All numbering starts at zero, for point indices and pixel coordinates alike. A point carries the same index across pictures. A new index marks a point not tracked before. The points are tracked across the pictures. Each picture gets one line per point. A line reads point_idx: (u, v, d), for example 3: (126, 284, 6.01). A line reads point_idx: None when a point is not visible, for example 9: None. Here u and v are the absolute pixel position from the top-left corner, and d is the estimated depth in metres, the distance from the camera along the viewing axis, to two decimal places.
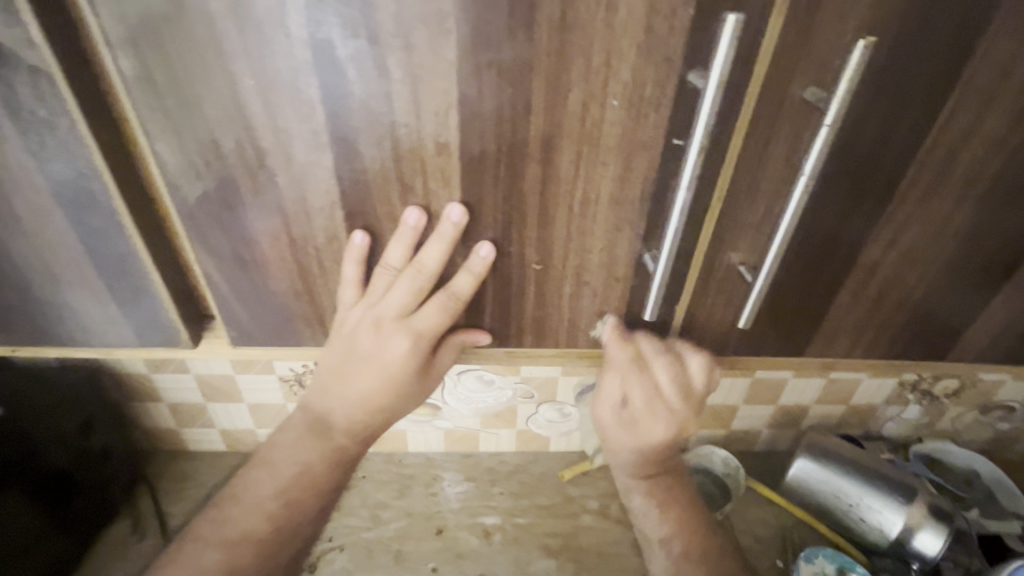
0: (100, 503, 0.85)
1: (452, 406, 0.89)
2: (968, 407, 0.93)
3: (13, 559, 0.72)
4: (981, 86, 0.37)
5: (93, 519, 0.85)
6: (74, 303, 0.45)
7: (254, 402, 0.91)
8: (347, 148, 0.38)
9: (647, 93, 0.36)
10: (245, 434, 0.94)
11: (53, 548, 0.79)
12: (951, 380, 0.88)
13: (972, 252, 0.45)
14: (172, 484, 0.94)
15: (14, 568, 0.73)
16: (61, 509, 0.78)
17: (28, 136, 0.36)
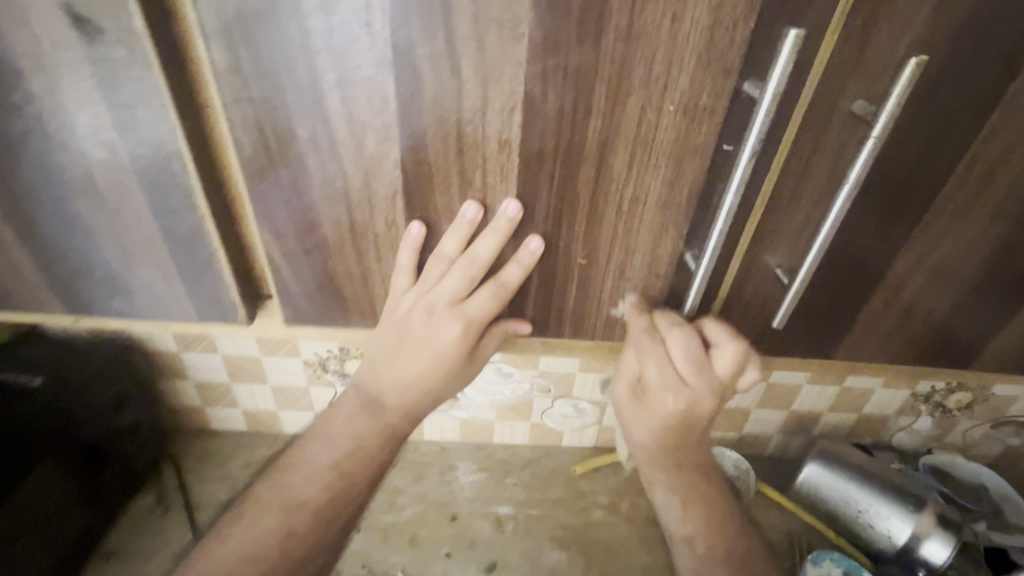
0: (128, 474, 0.91)
1: (470, 398, 0.92)
2: (981, 422, 0.95)
3: (51, 523, 0.78)
4: (1021, 107, 0.38)
5: (121, 491, 0.90)
6: (142, 277, 0.48)
7: (279, 384, 0.94)
8: (415, 141, 0.40)
9: (704, 101, 0.38)
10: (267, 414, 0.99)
11: (87, 515, 0.84)
12: (964, 394, 0.90)
13: (1003, 267, 0.47)
14: (193, 461, 0.99)
15: (51, 532, 0.78)
16: (92, 478, 0.84)
17: (121, 119, 0.39)
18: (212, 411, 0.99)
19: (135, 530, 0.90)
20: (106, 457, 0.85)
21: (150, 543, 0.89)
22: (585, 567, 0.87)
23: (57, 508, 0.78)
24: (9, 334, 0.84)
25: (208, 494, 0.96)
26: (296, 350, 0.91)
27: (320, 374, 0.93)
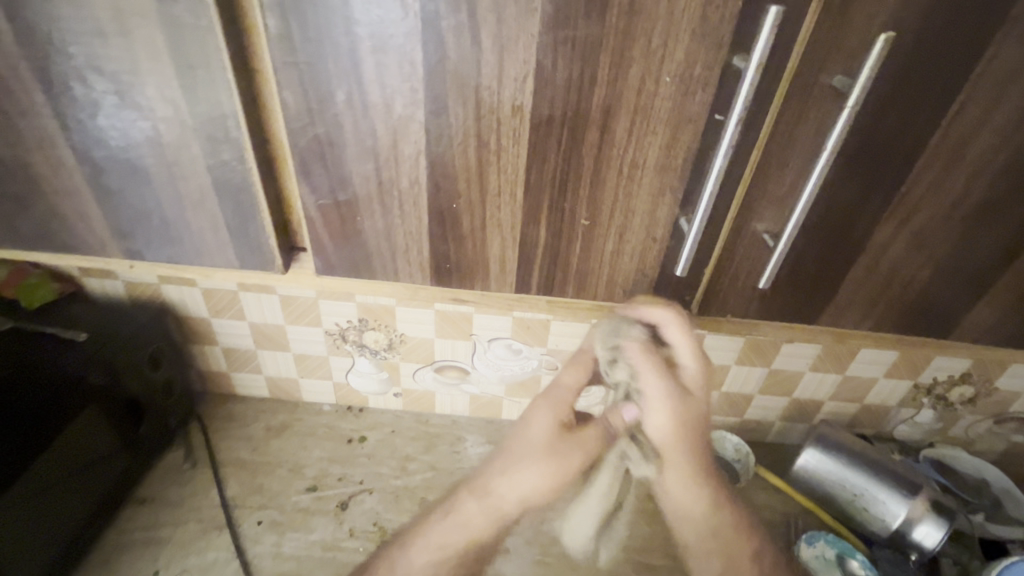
0: (160, 430, 0.98)
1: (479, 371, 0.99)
2: (983, 416, 0.97)
3: (96, 467, 0.86)
4: (990, 82, 0.42)
5: (155, 443, 0.98)
6: (194, 227, 0.55)
7: (301, 351, 1.01)
8: (438, 105, 0.45)
9: (698, 73, 0.42)
10: (289, 380, 1.06)
11: (125, 464, 0.92)
12: (966, 388, 0.92)
13: (979, 238, 0.50)
14: (220, 422, 1.07)
15: (95, 475, 0.86)
16: (131, 431, 0.91)
17: (185, 79, 0.45)
18: (238, 375, 1.07)
19: (166, 481, 0.98)
20: (145, 411, 0.94)
21: (181, 492, 0.97)
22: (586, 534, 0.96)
23: (103, 453, 0.86)
24: (53, 296, 0.92)
25: (235, 452, 1.03)
26: (316, 321, 0.96)
27: (339, 343, 0.99)
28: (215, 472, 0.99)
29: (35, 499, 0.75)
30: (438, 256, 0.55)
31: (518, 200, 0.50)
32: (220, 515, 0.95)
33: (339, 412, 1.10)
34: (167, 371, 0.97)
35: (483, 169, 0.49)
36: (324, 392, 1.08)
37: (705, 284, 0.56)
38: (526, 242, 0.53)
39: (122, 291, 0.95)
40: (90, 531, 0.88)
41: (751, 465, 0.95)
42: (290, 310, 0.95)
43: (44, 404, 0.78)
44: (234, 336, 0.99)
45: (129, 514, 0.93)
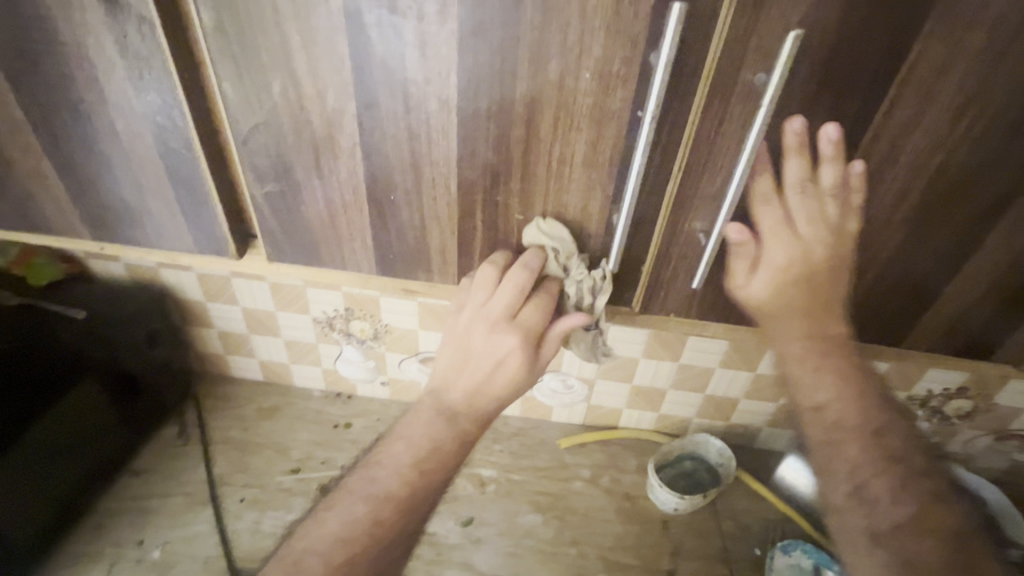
0: (159, 406, 1.02)
1: None
2: (981, 432, 0.97)
3: (88, 438, 0.90)
4: (918, 83, 0.41)
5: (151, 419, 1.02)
6: (152, 211, 0.57)
7: (291, 338, 1.04)
8: (368, 98, 0.46)
9: (617, 69, 0.42)
10: (280, 365, 1.09)
11: (119, 438, 0.96)
12: (962, 402, 0.92)
13: (920, 243, 0.50)
14: (215, 403, 1.10)
15: (87, 445, 0.90)
16: (129, 406, 0.96)
17: (132, 70, 0.47)
18: (232, 358, 1.10)
19: (159, 455, 1.02)
20: (142, 388, 0.97)
21: (171, 467, 1.00)
22: (559, 529, 0.97)
23: (95, 425, 0.90)
24: (59, 275, 0.95)
25: (223, 431, 1.06)
26: (305, 308, 0.98)
27: (327, 332, 1.02)
28: (204, 450, 1.03)
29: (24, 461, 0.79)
30: (382, 246, 0.57)
31: (453, 192, 0.51)
32: (206, 490, 0.98)
33: (328, 399, 1.13)
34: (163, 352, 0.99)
35: (417, 161, 0.50)
36: (315, 377, 1.11)
37: (645, 280, 0.56)
38: (468, 234, 0.55)
39: (122, 273, 0.98)
40: (84, 499, 0.93)
41: (732, 470, 1.01)
42: (279, 297, 0.97)
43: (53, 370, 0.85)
44: (226, 321, 1.02)
45: (122, 485, 0.98)
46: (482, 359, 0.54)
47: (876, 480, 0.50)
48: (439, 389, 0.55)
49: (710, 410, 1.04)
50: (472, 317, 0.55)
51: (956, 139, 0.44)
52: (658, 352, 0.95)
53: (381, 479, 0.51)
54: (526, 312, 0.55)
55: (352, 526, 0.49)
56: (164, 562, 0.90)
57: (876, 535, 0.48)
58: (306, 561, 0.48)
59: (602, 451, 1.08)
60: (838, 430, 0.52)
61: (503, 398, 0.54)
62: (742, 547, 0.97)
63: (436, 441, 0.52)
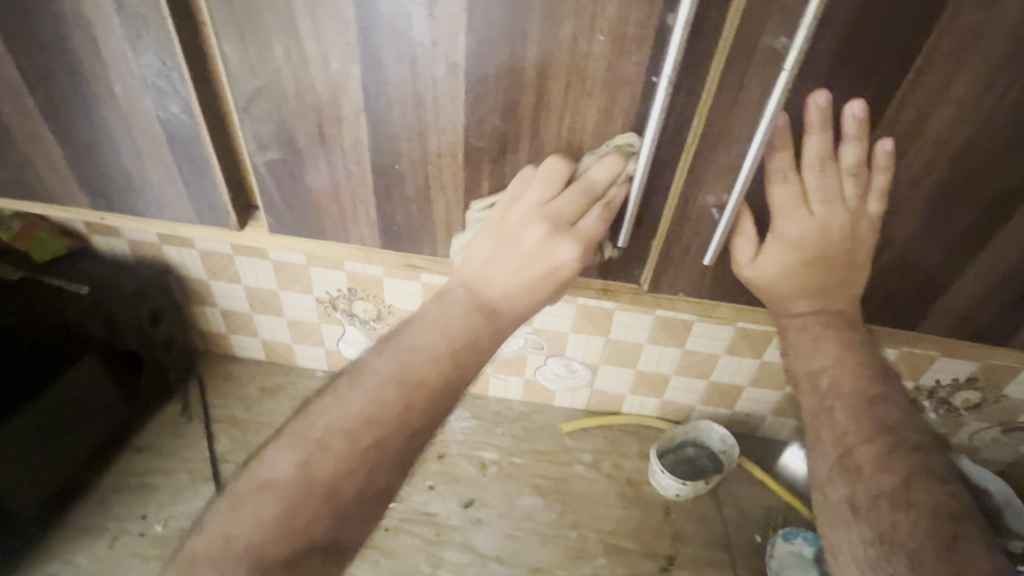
0: (160, 382, 1.01)
1: None
2: (989, 424, 0.96)
3: (91, 414, 0.89)
4: (949, 50, 0.39)
5: (154, 395, 1.01)
6: (153, 179, 0.56)
7: (293, 318, 1.03)
8: (373, 61, 0.45)
9: (632, 31, 0.41)
10: (283, 345, 1.08)
11: (121, 415, 0.95)
12: (971, 393, 0.91)
13: (942, 221, 0.48)
14: (218, 381, 1.09)
15: (91, 421, 0.90)
16: (130, 382, 0.96)
17: (131, 30, 0.46)
18: (237, 337, 1.09)
19: (161, 432, 1.02)
20: (144, 363, 0.97)
21: (174, 446, 1.00)
22: (559, 513, 0.97)
23: (97, 401, 0.90)
24: (61, 250, 0.93)
25: (227, 409, 1.06)
26: (308, 288, 0.97)
27: (329, 312, 1.00)
28: (207, 428, 1.03)
29: (25, 439, 0.80)
30: (385, 218, 0.55)
31: (460, 162, 0.50)
32: (208, 466, 0.98)
33: (331, 378, 1.12)
34: (166, 328, 0.99)
35: (424, 128, 0.48)
36: (317, 358, 1.10)
37: (656, 257, 0.55)
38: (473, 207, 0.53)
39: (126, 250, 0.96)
40: (87, 473, 0.93)
41: (734, 457, 0.99)
42: (283, 277, 0.96)
43: (48, 341, 0.84)
44: (230, 298, 1.01)
45: (125, 461, 0.98)
46: (534, 258, 0.50)
47: (864, 448, 0.51)
48: (478, 279, 0.52)
49: (713, 397, 1.03)
50: (523, 214, 0.50)
51: (987, 111, 0.41)
52: (663, 337, 0.94)
53: (416, 362, 0.48)
54: (586, 219, 0.50)
55: (381, 409, 0.47)
56: (166, 538, 0.90)
57: (857, 506, 0.50)
58: (331, 441, 0.46)
59: (605, 436, 1.07)
60: (833, 397, 0.53)
61: (541, 295, 0.52)
62: (742, 533, 0.96)
63: (467, 335, 0.50)
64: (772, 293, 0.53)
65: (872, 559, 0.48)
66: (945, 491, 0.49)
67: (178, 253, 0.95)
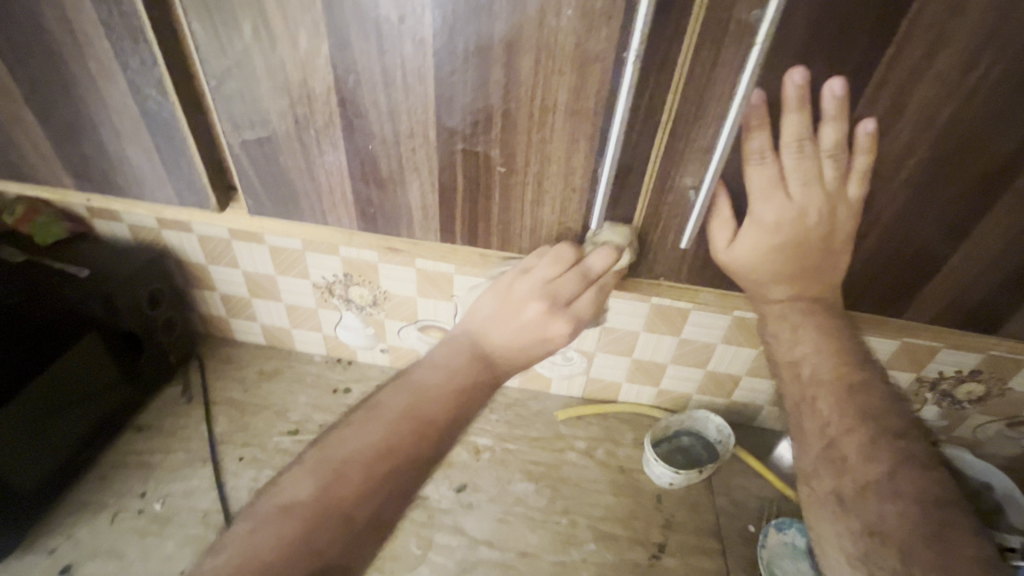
0: (158, 366, 1.03)
1: None
2: (993, 417, 0.93)
3: (91, 396, 0.90)
4: (931, 23, 0.38)
5: (153, 377, 1.03)
6: (131, 159, 0.56)
7: (292, 302, 1.03)
8: (341, 39, 0.44)
9: (601, 5, 0.39)
10: (282, 330, 1.08)
11: (121, 395, 0.97)
12: (974, 385, 0.88)
13: (926, 204, 0.47)
14: (217, 363, 1.11)
15: (90, 403, 0.91)
16: (129, 363, 0.97)
17: (100, 6, 0.45)
18: (236, 321, 1.10)
19: (161, 413, 1.03)
20: (143, 345, 0.98)
21: (173, 424, 1.01)
22: (550, 499, 0.96)
23: (96, 384, 0.91)
24: (63, 235, 0.94)
25: (226, 391, 1.06)
26: (305, 273, 0.97)
27: (327, 298, 1.00)
28: (206, 410, 1.03)
29: (28, 423, 0.80)
30: (361, 199, 0.55)
31: (432, 142, 0.50)
32: (206, 447, 0.98)
33: (328, 363, 1.12)
34: (166, 311, 1.01)
35: (394, 107, 0.48)
36: (315, 343, 1.10)
37: (632, 241, 0.54)
38: (449, 190, 0.53)
39: (127, 235, 0.97)
40: (89, 453, 0.93)
41: (730, 447, 0.99)
42: (279, 261, 0.96)
43: (52, 322, 0.84)
44: (228, 283, 1.01)
45: (125, 441, 0.98)
46: (528, 326, 0.54)
47: (848, 437, 0.50)
48: (479, 331, 0.56)
49: (710, 386, 1.02)
50: (527, 289, 0.55)
51: (971, 87, 0.40)
52: (659, 326, 0.93)
53: (427, 400, 0.50)
54: (580, 301, 0.56)
55: (393, 443, 0.47)
56: (164, 515, 0.90)
57: (843, 497, 0.49)
58: (347, 470, 0.45)
59: (599, 424, 1.06)
60: (815, 385, 0.52)
61: (533, 357, 0.56)
62: (736, 524, 0.94)
63: (466, 380, 0.52)
64: (750, 277, 0.52)
65: (860, 551, 0.47)
66: (929, 479, 0.47)
67: (176, 238, 0.95)
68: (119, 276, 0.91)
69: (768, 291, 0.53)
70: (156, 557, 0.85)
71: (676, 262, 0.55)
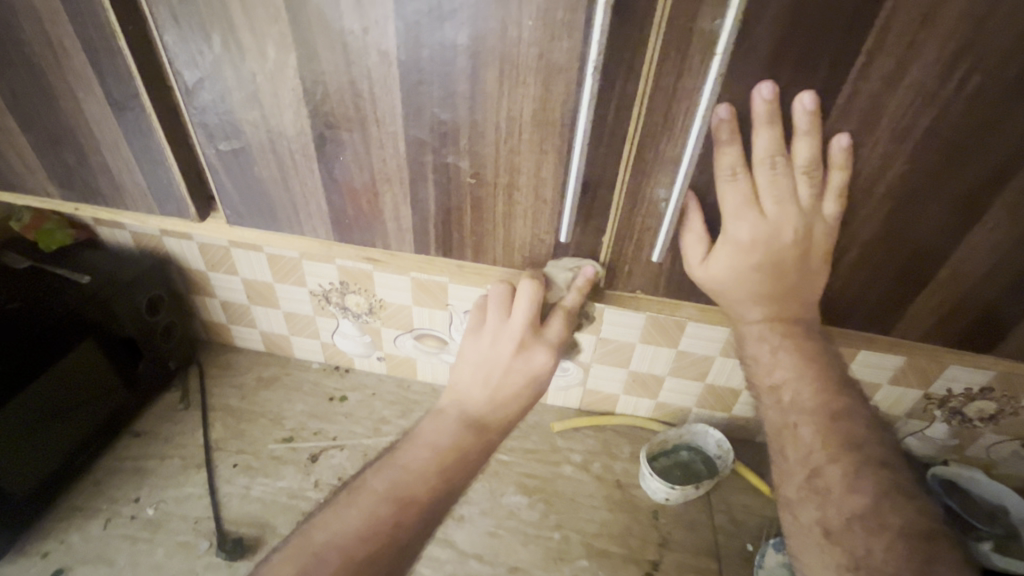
0: (158, 370, 1.01)
1: (456, 342, 0.98)
2: (1007, 438, 0.89)
3: (86, 403, 0.89)
4: (900, 31, 0.36)
5: (154, 380, 1.01)
6: (112, 168, 0.57)
7: (288, 309, 1.02)
8: (308, 52, 0.44)
9: (561, 15, 0.39)
10: (279, 337, 1.07)
11: (116, 401, 0.94)
12: (986, 403, 0.84)
13: (907, 218, 0.45)
14: (216, 369, 1.09)
15: (86, 410, 0.89)
16: (127, 369, 0.95)
17: (75, 18, 0.46)
18: (236, 328, 1.09)
19: (159, 417, 1.00)
20: (141, 351, 0.97)
21: (172, 431, 0.99)
22: (542, 513, 0.93)
23: (93, 390, 0.89)
24: (69, 243, 0.96)
25: (223, 398, 1.04)
26: (302, 281, 0.97)
27: (323, 305, 1.00)
28: (203, 415, 1.01)
29: (23, 429, 0.79)
30: (335, 210, 0.55)
31: (402, 153, 0.49)
32: (200, 454, 0.96)
33: (326, 371, 1.10)
34: (166, 316, 1.00)
35: (363, 118, 0.48)
36: (313, 350, 1.09)
37: (608, 255, 0.53)
38: (423, 201, 0.53)
39: (129, 241, 0.98)
40: (86, 457, 0.92)
41: (729, 462, 0.95)
42: (277, 269, 0.96)
43: (56, 326, 0.83)
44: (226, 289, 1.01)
45: (124, 445, 0.96)
46: (514, 369, 0.57)
47: (832, 466, 0.47)
48: (461, 397, 0.57)
49: (707, 400, 1.00)
50: (499, 334, 0.58)
51: (946, 98, 0.39)
52: (654, 337, 0.91)
53: (408, 479, 0.50)
54: (550, 327, 0.58)
55: (375, 524, 0.48)
56: (156, 521, 0.88)
57: (829, 530, 0.46)
58: (327, 552, 0.46)
59: (596, 437, 1.03)
60: (797, 414, 0.50)
61: (524, 401, 0.58)
62: (731, 542, 0.91)
63: (460, 446, 0.53)
64: (730, 293, 0.51)
65: None
66: (915, 510, 0.45)
67: (176, 245, 0.96)
68: (120, 282, 0.91)
69: (748, 306, 0.52)
70: (145, 564, 0.83)
71: (652, 275, 0.54)
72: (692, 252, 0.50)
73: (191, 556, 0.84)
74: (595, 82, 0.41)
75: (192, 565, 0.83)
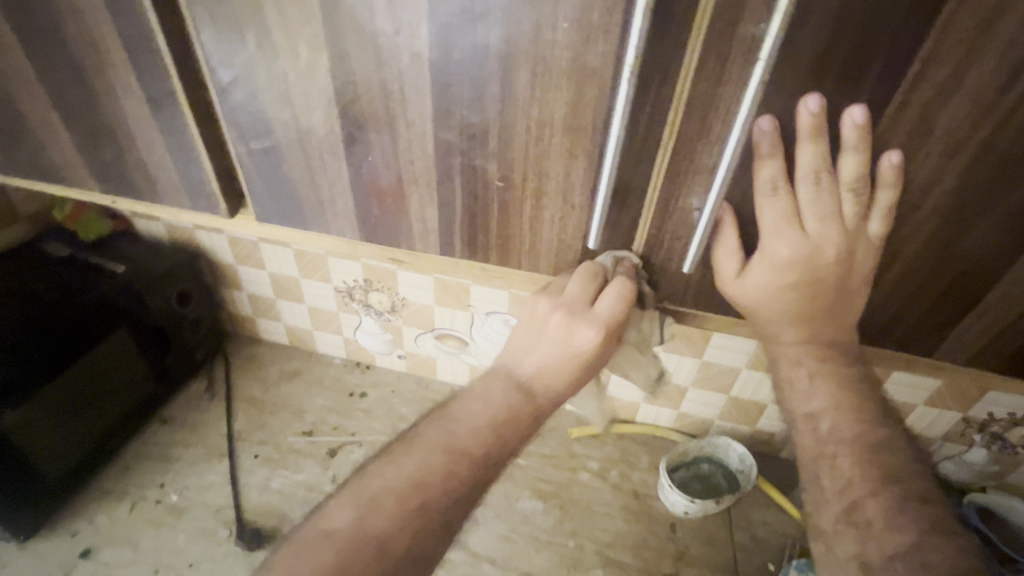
0: (187, 359, 1.03)
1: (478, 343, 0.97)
2: None
3: (118, 389, 0.90)
4: (960, 38, 0.34)
5: (181, 370, 1.03)
6: (147, 164, 0.58)
7: (313, 304, 1.03)
8: (340, 51, 0.44)
9: (597, 18, 0.38)
10: (305, 332, 1.09)
11: (145, 389, 0.96)
12: None
13: (957, 237, 0.43)
14: (242, 361, 1.11)
15: (114, 397, 0.90)
16: (157, 357, 0.97)
17: (116, 18, 0.47)
18: (262, 321, 1.11)
19: (186, 406, 1.03)
20: (170, 341, 0.98)
21: (198, 420, 1.01)
22: (560, 520, 0.91)
23: (125, 377, 0.91)
24: (107, 232, 0.99)
25: (246, 389, 1.06)
26: (327, 277, 0.98)
27: (347, 301, 1.01)
28: (228, 405, 1.03)
29: (56, 413, 0.80)
30: (362, 210, 0.55)
31: (431, 155, 0.49)
32: (224, 443, 0.98)
33: (348, 366, 1.11)
34: (194, 309, 1.02)
35: (393, 119, 0.47)
36: (336, 345, 1.10)
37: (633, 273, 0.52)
38: (452, 205, 0.52)
39: (163, 233, 1.01)
40: (115, 444, 0.93)
41: (752, 478, 0.92)
42: (304, 265, 0.97)
43: (84, 316, 0.84)
44: (255, 284, 1.03)
45: (152, 431, 0.99)
46: (561, 343, 0.53)
47: (871, 500, 0.45)
48: (511, 359, 0.55)
49: (733, 413, 0.97)
50: (541, 308, 0.54)
51: (1008, 111, 0.36)
52: (679, 347, 0.89)
53: (460, 436, 0.50)
54: (601, 303, 0.51)
55: (428, 472, 0.47)
56: (180, 507, 0.89)
57: (867, 565, 0.43)
58: (384, 498, 0.46)
59: (616, 446, 1.01)
60: (834, 442, 0.48)
61: (574, 376, 0.54)
62: (754, 560, 0.88)
63: (507, 411, 0.51)
64: (763, 308, 0.49)
65: None
66: (958, 548, 0.42)
67: (207, 239, 0.98)
68: (151, 275, 0.93)
69: (778, 323, 0.50)
70: (169, 549, 0.85)
71: (678, 287, 0.52)
72: (725, 264, 0.48)
73: (212, 543, 0.86)
74: (629, 87, 0.40)
75: (214, 553, 0.85)
